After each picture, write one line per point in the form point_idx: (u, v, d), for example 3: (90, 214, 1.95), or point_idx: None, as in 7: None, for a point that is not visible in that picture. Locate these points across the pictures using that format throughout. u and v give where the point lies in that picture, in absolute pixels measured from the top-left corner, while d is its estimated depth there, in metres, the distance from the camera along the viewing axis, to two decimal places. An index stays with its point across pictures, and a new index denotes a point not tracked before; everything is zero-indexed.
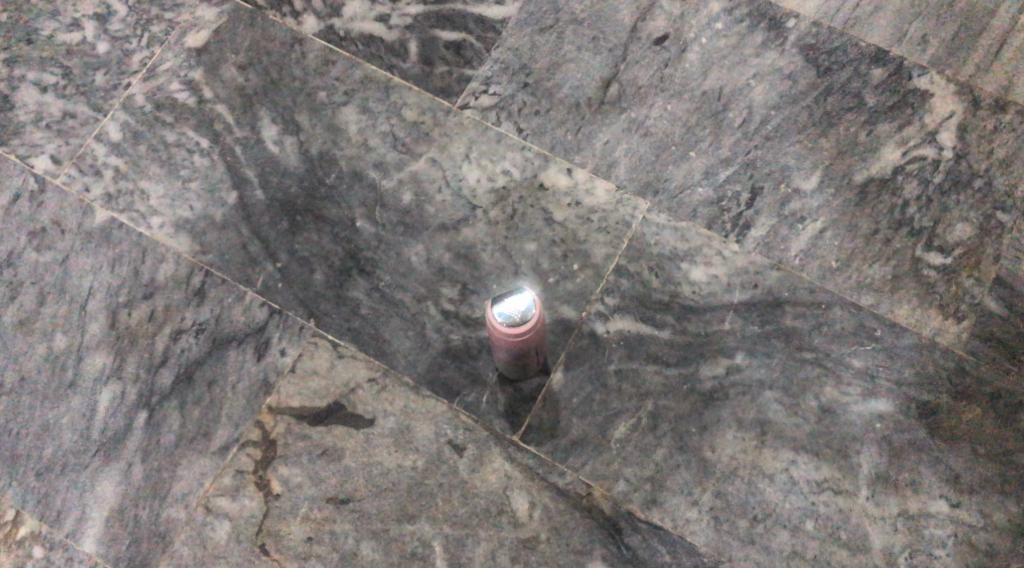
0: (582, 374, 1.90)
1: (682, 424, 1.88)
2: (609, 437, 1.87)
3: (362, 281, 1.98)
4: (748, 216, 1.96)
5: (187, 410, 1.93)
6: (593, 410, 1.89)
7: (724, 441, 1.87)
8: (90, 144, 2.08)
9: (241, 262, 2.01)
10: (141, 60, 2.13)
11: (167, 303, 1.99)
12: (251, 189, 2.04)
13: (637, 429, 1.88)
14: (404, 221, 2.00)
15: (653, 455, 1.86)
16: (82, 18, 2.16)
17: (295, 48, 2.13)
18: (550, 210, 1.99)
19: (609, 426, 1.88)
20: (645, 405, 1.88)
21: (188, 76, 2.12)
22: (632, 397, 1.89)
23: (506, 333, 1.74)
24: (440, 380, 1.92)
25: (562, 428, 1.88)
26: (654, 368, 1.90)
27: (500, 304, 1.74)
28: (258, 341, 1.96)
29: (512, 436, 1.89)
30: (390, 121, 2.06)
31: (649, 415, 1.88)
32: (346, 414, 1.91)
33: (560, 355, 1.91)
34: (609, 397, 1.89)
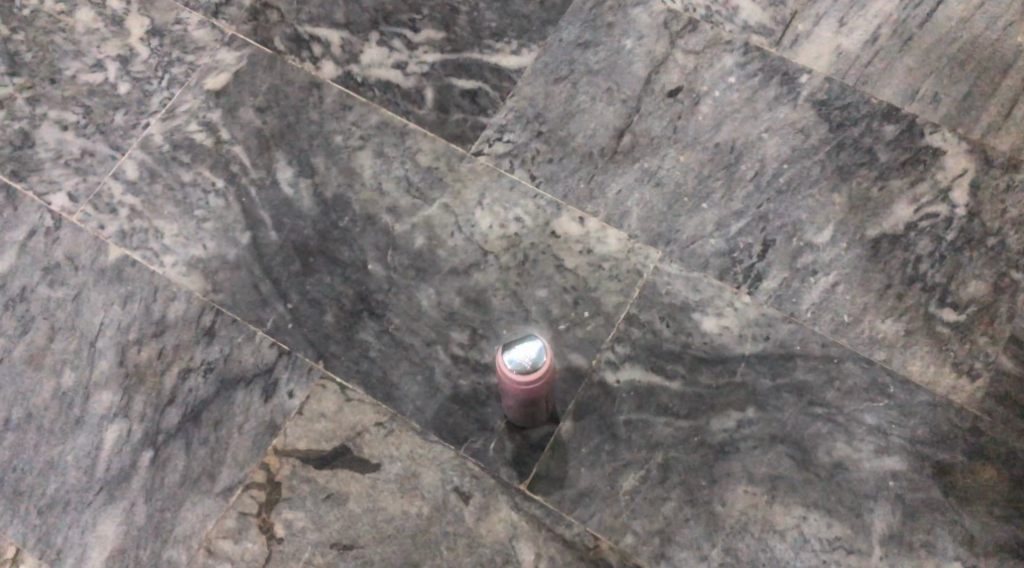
0: (592, 423, 1.88)
1: (691, 477, 1.85)
2: (618, 489, 1.85)
3: (372, 323, 1.97)
4: (759, 268, 1.95)
5: (192, 451, 1.92)
6: (602, 460, 1.86)
7: (734, 495, 1.84)
8: (107, 182, 2.10)
9: (253, 302, 2.01)
10: (161, 100, 2.15)
11: (177, 342, 1.99)
12: (265, 229, 2.05)
13: (647, 481, 1.85)
14: (416, 265, 2.00)
15: (662, 508, 1.84)
16: (105, 59, 2.19)
17: (313, 93, 2.14)
18: (562, 257, 1.98)
19: (618, 477, 1.85)
20: (655, 456, 1.86)
21: (207, 117, 2.14)
22: (642, 447, 1.87)
23: (514, 381, 1.72)
24: (448, 425, 1.90)
25: (570, 478, 1.86)
26: (665, 419, 1.88)
27: (510, 352, 1.73)
28: (266, 382, 1.95)
29: (519, 485, 1.86)
30: (405, 166, 2.07)
31: (658, 466, 1.86)
32: (352, 459, 1.89)
33: (569, 403, 1.89)
34: (618, 448, 1.87)
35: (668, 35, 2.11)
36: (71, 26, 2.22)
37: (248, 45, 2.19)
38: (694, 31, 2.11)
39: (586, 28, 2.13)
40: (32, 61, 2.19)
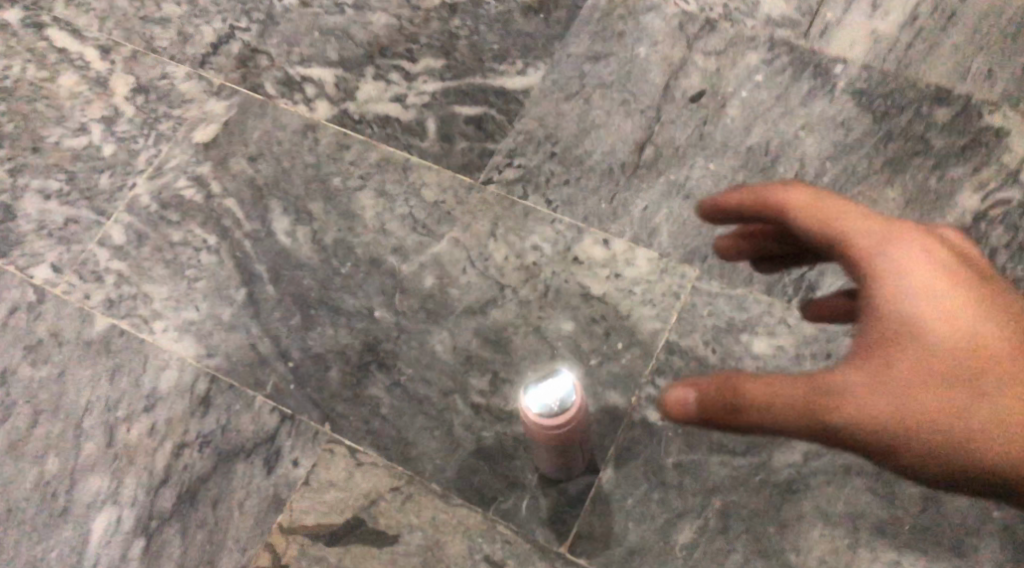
0: (636, 471, 1.65)
1: (757, 523, 1.61)
2: (672, 544, 1.62)
3: (382, 376, 1.76)
4: (812, 278, 1.72)
5: (190, 536, 1.71)
6: (652, 512, 1.63)
7: (807, 541, 1.60)
8: (92, 249, 1.91)
9: (250, 364, 1.80)
10: (148, 158, 1.97)
11: (170, 415, 1.79)
12: (261, 284, 1.86)
13: (706, 532, 1.62)
14: (426, 307, 1.78)
15: (726, 563, 1.60)
16: (89, 122, 2.01)
17: (307, 135, 1.95)
18: (587, 284, 1.76)
19: (671, 530, 1.62)
20: (713, 503, 1.63)
21: (196, 171, 1.95)
22: (697, 494, 1.63)
23: (542, 423, 1.50)
24: (473, 485, 1.68)
25: (616, 535, 1.63)
26: (720, 458, 1.64)
27: (530, 391, 1.50)
28: (269, 451, 1.74)
29: (559, 547, 1.63)
30: (409, 203, 1.86)
31: (718, 514, 1.62)
32: (367, 532, 1.68)
33: (609, 448, 1.66)
34: (669, 496, 1.64)
35: (686, 38, 1.89)
36: (53, 92, 2.03)
37: (237, 92, 2.00)
38: (714, 31, 1.88)
39: (595, 39, 1.92)
40: (9, 128, 2.01)
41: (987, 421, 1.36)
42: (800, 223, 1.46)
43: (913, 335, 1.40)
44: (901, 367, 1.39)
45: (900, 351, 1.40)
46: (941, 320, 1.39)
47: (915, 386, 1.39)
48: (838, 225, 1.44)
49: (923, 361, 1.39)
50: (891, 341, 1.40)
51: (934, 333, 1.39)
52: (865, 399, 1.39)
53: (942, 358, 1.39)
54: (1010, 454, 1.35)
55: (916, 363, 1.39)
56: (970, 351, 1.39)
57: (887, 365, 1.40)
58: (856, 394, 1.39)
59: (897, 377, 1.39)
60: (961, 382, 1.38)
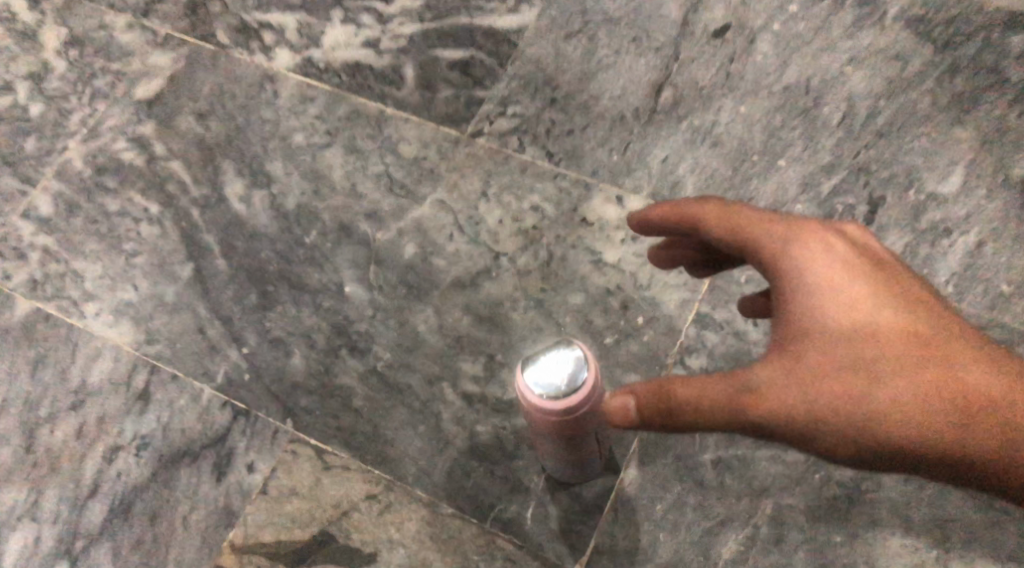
0: (666, 471, 1.36)
1: (820, 532, 1.33)
2: (713, 559, 1.33)
3: (355, 362, 1.47)
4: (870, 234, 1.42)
5: (122, 558, 1.43)
6: (687, 521, 1.35)
7: (884, 554, 1.31)
8: (14, 223, 1.60)
9: (198, 353, 1.51)
10: (82, 119, 1.64)
11: (101, 414, 1.50)
12: (210, 259, 1.55)
13: (756, 544, 1.33)
14: (406, 281, 1.49)
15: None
16: (13, 80, 1.67)
17: (265, 88, 1.62)
18: (597, 249, 1.47)
19: (711, 542, 1.34)
20: (762, 508, 1.34)
21: (136, 132, 1.63)
22: (742, 498, 1.34)
23: (544, 406, 1.22)
24: (466, 491, 1.40)
25: (643, 550, 1.35)
26: (769, 454, 1.35)
27: (528, 369, 1.22)
28: (219, 454, 1.45)
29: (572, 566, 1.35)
30: (384, 160, 1.55)
31: (769, 522, 1.33)
32: (336, 550, 1.39)
33: (632, 445, 1.37)
34: (708, 501, 1.35)
35: None
36: None
37: (184, 41, 1.66)
38: None
39: None
40: None
41: (939, 411, 1.16)
42: (709, 232, 1.24)
43: (845, 331, 1.18)
44: (837, 364, 1.18)
45: (833, 349, 1.18)
46: (872, 315, 1.19)
47: (855, 382, 1.17)
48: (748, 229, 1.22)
49: (859, 356, 1.18)
50: (819, 338, 1.18)
51: (867, 325, 1.18)
52: (800, 402, 1.17)
53: (880, 350, 1.18)
54: (970, 443, 1.16)
55: (853, 359, 1.18)
56: (910, 340, 1.18)
57: (819, 363, 1.18)
58: (789, 396, 1.17)
59: (833, 375, 1.17)
60: (906, 372, 1.17)
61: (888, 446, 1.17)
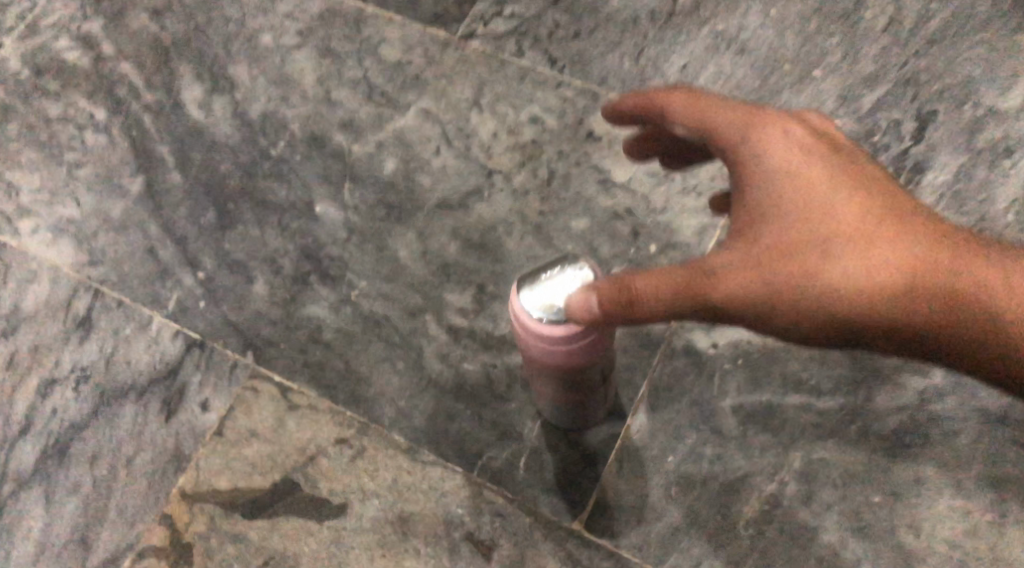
0: (679, 418, 1.22)
1: (857, 491, 1.18)
2: (733, 518, 1.19)
3: (326, 290, 1.30)
4: (919, 153, 1.26)
5: (56, 506, 1.25)
6: (703, 474, 1.20)
7: (931, 517, 1.17)
8: None
9: (147, 277, 1.33)
10: (19, 14, 1.46)
11: (36, 343, 1.31)
12: (164, 173, 1.37)
13: (781, 502, 1.19)
14: (385, 200, 1.32)
15: (811, 546, 1.17)
16: None
17: None
18: (606, 167, 1.31)
19: (730, 499, 1.19)
20: (790, 462, 1.20)
21: (82, 29, 1.44)
22: (766, 451, 1.20)
23: (537, 327, 1.05)
24: (451, 436, 1.24)
25: (652, 506, 1.20)
26: (797, 400, 1.21)
27: (526, 283, 1.06)
28: (169, 390, 1.28)
29: (572, 523, 1.20)
30: (363, 65, 1.38)
31: (798, 478, 1.19)
32: (302, 500, 1.23)
33: (641, 388, 1.23)
34: (727, 452, 1.21)
35: None
36: None
37: None
38: None
39: None
40: None
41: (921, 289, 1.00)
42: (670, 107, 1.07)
43: (812, 207, 1.02)
44: (803, 244, 1.02)
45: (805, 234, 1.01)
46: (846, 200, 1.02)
47: (826, 262, 1.01)
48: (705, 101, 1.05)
49: (829, 234, 1.01)
50: (785, 222, 1.02)
51: (837, 199, 1.02)
52: (765, 289, 1.01)
53: (853, 225, 1.01)
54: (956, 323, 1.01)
55: (822, 237, 1.02)
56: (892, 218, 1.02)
57: (783, 244, 1.02)
58: (750, 279, 1.01)
59: (800, 256, 1.01)
60: (884, 248, 1.01)
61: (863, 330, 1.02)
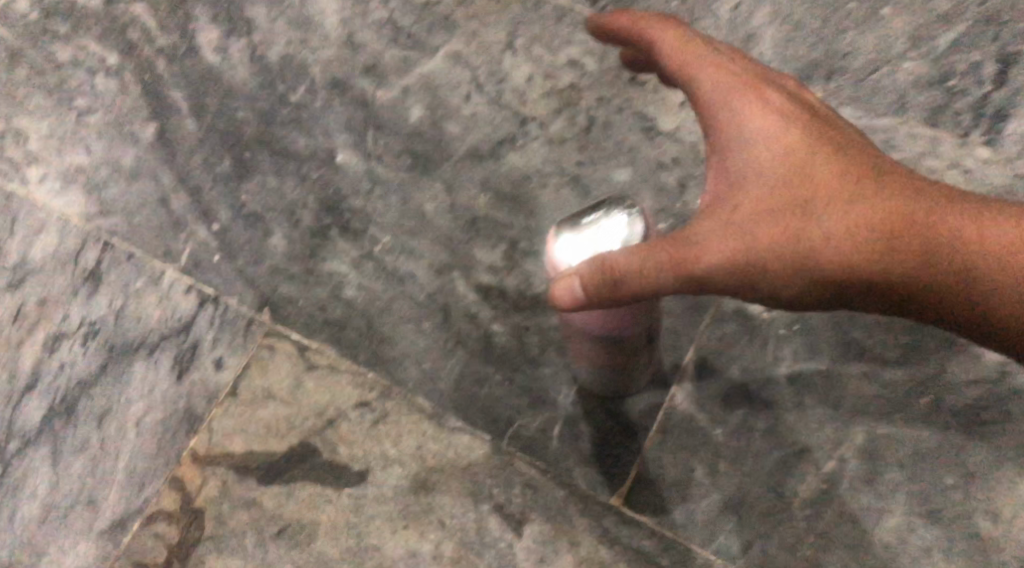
0: (730, 388, 1.15)
1: (927, 472, 1.11)
2: (787, 497, 1.12)
3: (348, 244, 1.23)
4: (1000, 98, 1.17)
5: (63, 465, 1.19)
6: (754, 448, 1.13)
7: (1005, 501, 1.10)
8: None
9: (159, 228, 1.26)
10: None
11: (43, 296, 1.25)
12: (178, 119, 1.29)
13: (843, 482, 1.12)
14: (411, 149, 1.25)
15: (876, 530, 1.11)
16: None
17: None
18: (651, 114, 1.23)
19: (785, 476, 1.13)
20: (852, 439, 1.13)
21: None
22: (824, 426, 1.13)
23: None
24: (479, 401, 1.17)
25: (697, 480, 1.13)
26: (858, 369, 1.14)
27: (565, 227, 0.99)
28: (181, 347, 1.22)
29: (610, 497, 1.14)
30: (389, 5, 1.30)
31: (859, 454, 1.12)
32: (318, 466, 1.16)
33: (687, 353, 1.16)
34: (780, 425, 1.14)
35: None
36: None
37: None
38: None
39: None
40: None
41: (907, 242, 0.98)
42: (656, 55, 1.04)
43: (790, 166, 0.99)
44: (785, 203, 0.99)
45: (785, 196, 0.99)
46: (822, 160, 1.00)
47: (807, 222, 0.98)
48: (685, 55, 1.02)
49: (811, 192, 0.99)
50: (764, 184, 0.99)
51: (815, 156, 1.00)
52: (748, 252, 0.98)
53: (835, 183, 0.99)
54: (945, 276, 0.98)
55: (804, 195, 0.99)
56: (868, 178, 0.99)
57: (765, 204, 0.99)
58: (733, 240, 0.98)
59: (782, 216, 0.99)
60: (867, 203, 0.98)
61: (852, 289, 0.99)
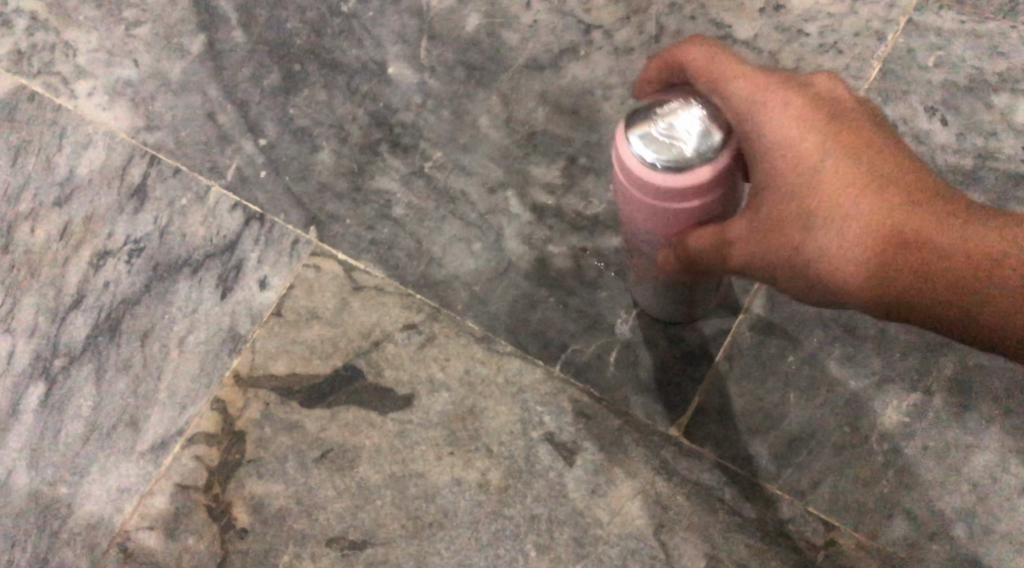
0: (805, 316, 1.08)
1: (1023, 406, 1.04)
2: (864, 432, 1.06)
3: (398, 161, 1.18)
4: None
5: (106, 384, 1.15)
6: (827, 379, 1.07)
7: None
8: None
9: (206, 142, 1.21)
10: None
11: (89, 212, 1.20)
12: (226, 29, 1.24)
13: (929, 415, 1.05)
14: (467, 60, 1.19)
15: (964, 468, 1.04)
16: None
17: None
18: (727, 20, 1.15)
19: (863, 409, 1.06)
20: (940, 370, 1.06)
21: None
22: (909, 354, 1.06)
23: (654, 178, 0.89)
24: (533, 325, 1.12)
25: (765, 413, 1.08)
26: None
27: (636, 123, 0.89)
28: (225, 266, 1.17)
29: (671, 428, 1.08)
30: None
31: (946, 388, 1.06)
32: (362, 388, 1.12)
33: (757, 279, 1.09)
34: (858, 357, 1.07)
35: None
36: None
37: None
38: None
39: None
40: None
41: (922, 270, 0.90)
42: (692, 79, 0.92)
43: (806, 179, 0.91)
44: (799, 217, 0.91)
45: (808, 211, 0.90)
46: (846, 173, 0.90)
47: (823, 239, 0.90)
48: (711, 66, 0.91)
49: (829, 207, 0.90)
50: (784, 199, 0.91)
51: (837, 169, 0.90)
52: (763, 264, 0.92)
53: (857, 198, 0.90)
54: (959, 305, 0.90)
55: (822, 210, 0.90)
56: (894, 190, 0.90)
57: (784, 217, 0.91)
58: (750, 248, 0.92)
59: (796, 231, 0.91)
60: (887, 222, 0.90)
61: (863, 307, 0.92)
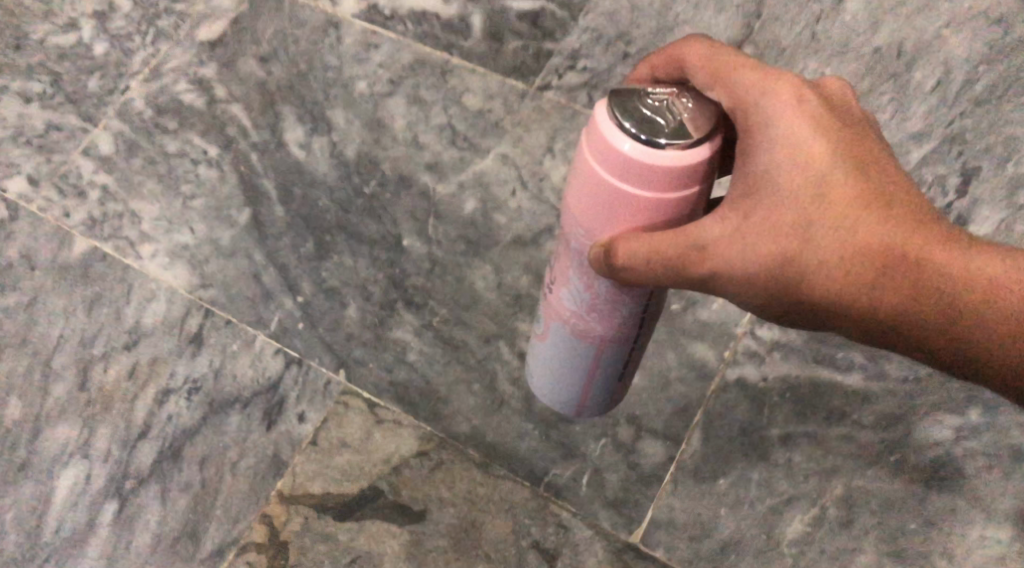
0: (728, 447, 1.35)
1: (894, 522, 1.30)
2: (779, 539, 1.32)
3: (411, 317, 1.45)
4: (963, 206, 1.37)
5: (170, 501, 1.39)
6: (750, 498, 1.33)
7: (964, 545, 1.28)
8: (75, 160, 1.54)
9: (253, 299, 1.48)
10: (145, 59, 1.60)
11: (154, 355, 1.45)
12: (268, 205, 1.51)
13: (824, 525, 1.31)
14: (466, 236, 1.47)
15: None
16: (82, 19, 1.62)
17: (329, 35, 1.59)
18: None
19: (779, 519, 1.32)
20: (834, 489, 1.32)
21: (199, 74, 1.59)
22: (809, 478, 1.33)
23: (622, 145, 1.05)
24: (520, 453, 1.38)
25: (704, 524, 1.33)
26: (839, 432, 1.33)
27: (625, 97, 1.07)
28: (270, 403, 1.43)
29: (630, 537, 1.34)
30: (447, 112, 1.52)
31: (838, 503, 1.31)
32: (386, 505, 1.37)
33: (694, 416, 1.37)
34: (773, 478, 1.33)
35: None
36: None
37: None
38: None
39: None
40: None
41: (885, 276, 1.09)
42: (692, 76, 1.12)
43: (804, 185, 1.09)
44: (790, 223, 1.09)
45: (796, 214, 1.09)
46: (835, 180, 1.09)
47: (807, 244, 1.09)
48: (723, 70, 1.10)
49: (818, 212, 1.09)
50: (779, 202, 1.09)
51: (831, 173, 1.09)
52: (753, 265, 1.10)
53: (844, 205, 1.09)
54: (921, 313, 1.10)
55: (811, 217, 1.09)
56: (876, 200, 1.10)
57: (776, 220, 1.09)
58: (733, 247, 1.10)
59: (788, 236, 1.09)
60: (866, 230, 1.09)
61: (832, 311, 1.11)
